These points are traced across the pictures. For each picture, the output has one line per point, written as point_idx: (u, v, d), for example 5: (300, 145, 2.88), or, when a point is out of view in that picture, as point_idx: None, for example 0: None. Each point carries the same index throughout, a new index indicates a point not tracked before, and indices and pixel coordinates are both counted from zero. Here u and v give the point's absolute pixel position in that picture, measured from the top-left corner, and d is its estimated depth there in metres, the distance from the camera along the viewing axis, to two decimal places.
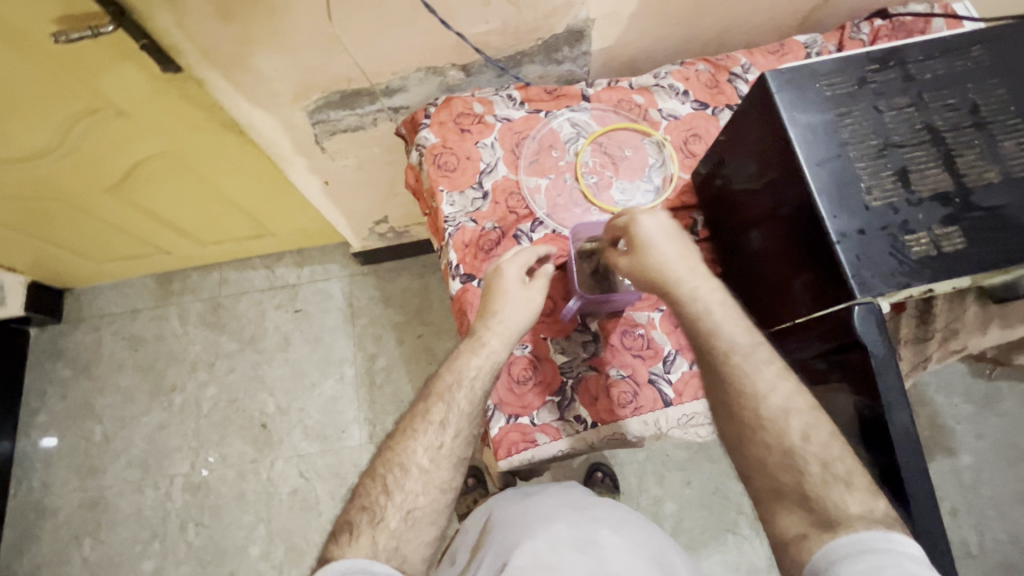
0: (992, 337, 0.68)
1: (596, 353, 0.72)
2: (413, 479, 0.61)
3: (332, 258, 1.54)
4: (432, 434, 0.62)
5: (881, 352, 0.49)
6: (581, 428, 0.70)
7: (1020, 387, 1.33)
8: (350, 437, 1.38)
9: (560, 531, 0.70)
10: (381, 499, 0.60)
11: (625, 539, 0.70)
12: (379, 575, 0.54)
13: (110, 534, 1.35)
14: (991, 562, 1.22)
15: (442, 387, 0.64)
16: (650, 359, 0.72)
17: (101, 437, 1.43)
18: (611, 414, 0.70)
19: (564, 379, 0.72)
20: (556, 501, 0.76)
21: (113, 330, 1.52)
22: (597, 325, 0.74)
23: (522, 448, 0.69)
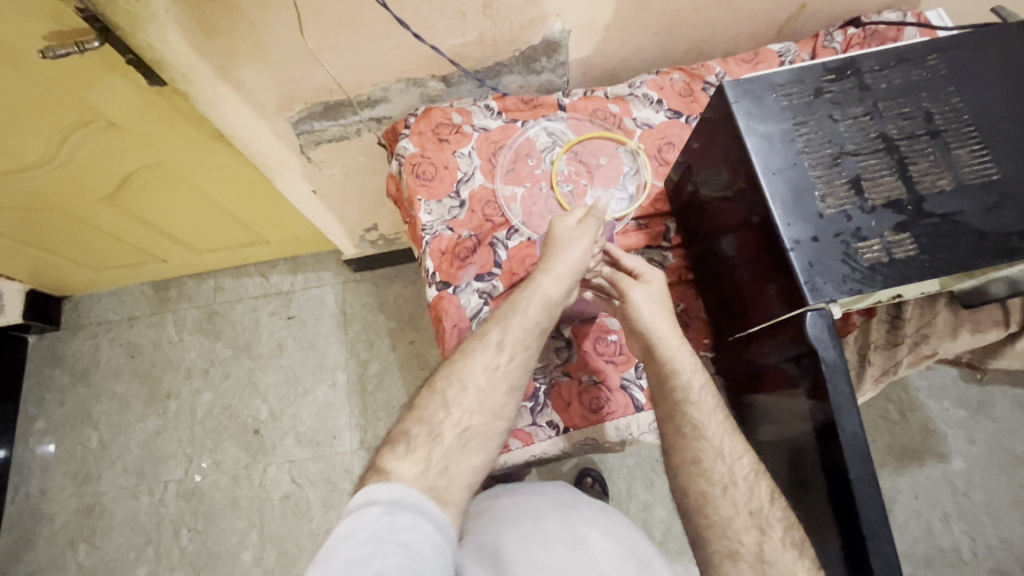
0: (964, 343, 0.67)
1: (569, 359, 0.73)
2: (482, 394, 0.64)
3: (326, 265, 1.56)
4: (489, 356, 0.65)
5: (832, 357, 0.51)
6: (553, 433, 0.71)
7: (1012, 392, 1.33)
8: (342, 443, 1.39)
9: (550, 528, 0.70)
10: (439, 414, 0.64)
11: (613, 543, 0.70)
12: (432, 517, 0.56)
13: (105, 539, 1.36)
14: (984, 569, 1.22)
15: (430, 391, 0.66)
16: (621, 365, 0.72)
17: (98, 443, 1.45)
18: (582, 419, 0.70)
19: (537, 385, 0.72)
20: (547, 502, 0.77)
21: (111, 337, 1.54)
22: (570, 331, 0.74)
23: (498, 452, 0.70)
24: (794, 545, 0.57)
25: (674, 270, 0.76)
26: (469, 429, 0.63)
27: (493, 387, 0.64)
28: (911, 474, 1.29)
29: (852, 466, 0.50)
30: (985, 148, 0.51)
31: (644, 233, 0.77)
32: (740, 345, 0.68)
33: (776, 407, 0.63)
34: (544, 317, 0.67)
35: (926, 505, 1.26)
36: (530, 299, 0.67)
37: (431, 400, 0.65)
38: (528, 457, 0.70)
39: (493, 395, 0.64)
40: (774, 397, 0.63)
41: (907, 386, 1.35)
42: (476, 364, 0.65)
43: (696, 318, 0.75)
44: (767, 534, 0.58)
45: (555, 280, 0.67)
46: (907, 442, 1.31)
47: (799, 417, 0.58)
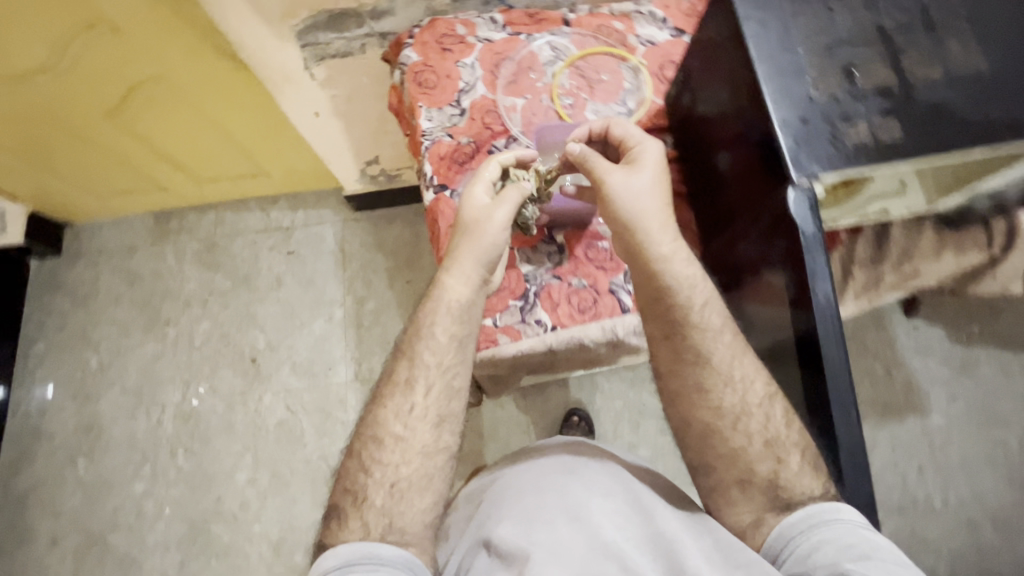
0: (946, 263, 0.69)
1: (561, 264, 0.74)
2: (416, 419, 0.66)
3: (327, 203, 1.56)
4: (402, 399, 0.67)
5: (811, 231, 0.53)
6: (541, 331, 0.71)
7: (997, 353, 1.35)
8: (337, 375, 1.42)
9: (547, 501, 0.67)
10: (360, 478, 0.66)
11: (618, 505, 0.67)
12: (387, 556, 0.61)
13: (103, 457, 1.40)
14: (954, 519, 1.25)
15: (369, 437, 0.67)
16: (611, 271, 0.73)
17: (98, 365, 1.47)
18: (572, 319, 0.71)
19: (528, 286, 0.72)
20: (542, 466, 0.73)
21: (112, 265, 1.55)
22: (563, 237, 0.75)
23: (488, 347, 0.71)
24: (812, 469, 0.63)
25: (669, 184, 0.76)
26: (398, 483, 0.65)
27: (413, 431, 0.66)
28: (891, 427, 1.32)
29: (826, 332, 0.55)
30: (979, 43, 0.52)
31: None
32: (731, 257, 0.69)
33: (770, 317, 0.65)
34: (455, 324, 0.67)
35: (904, 457, 1.29)
36: (434, 310, 0.67)
37: (364, 451, 0.67)
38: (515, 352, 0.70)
39: (411, 441, 0.66)
40: (763, 308, 0.66)
41: (895, 343, 1.37)
42: (400, 397, 0.67)
43: (688, 229, 0.75)
44: (781, 460, 0.64)
45: (458, 279, 0.66)
46: (890, 396, 1.34)
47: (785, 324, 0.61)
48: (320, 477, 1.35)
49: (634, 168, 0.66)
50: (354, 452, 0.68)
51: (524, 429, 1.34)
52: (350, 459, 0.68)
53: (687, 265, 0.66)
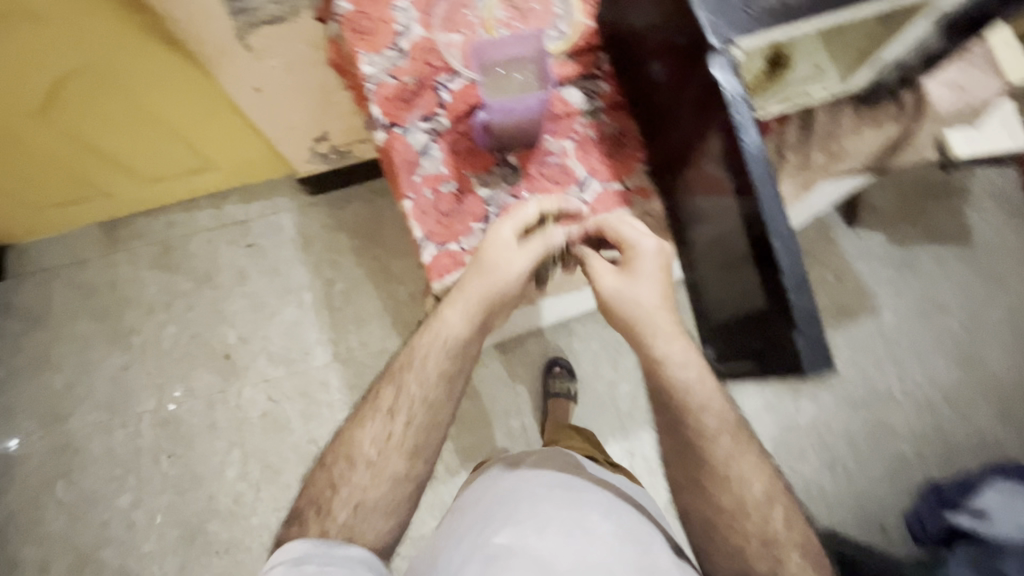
0: (867, 137, 0.75)
1: (516, 184, 0.73)
2: (386, 454, 0.69)
3: (281, 191, 1.54)
4: (380, 425, 0.70)
5: (737, 93, 0.56)
6: None
7: (931, 249, 1.47)
8: (315, 357, 1.42)
9: (547, 511, 0.73)
10: (327, 492, 0.69)
11: (612, 525, 0.74)
12: (345, 555, 0.63)
13: (82, 475, 1.35)
14: (913, 402, 1.35)
15: (341, 453, 0.70)
16: (565, 184, 0.73)
17: (63, 385, 1.42)
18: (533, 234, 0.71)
19: (488, 208, 0.72)
20: (546, 482, 0.79)
21: (63, 282, 1.49)
22: (516, 159, 0.74)
23: (454, 271, 0.70)
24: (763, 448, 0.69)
25: (608, 97, 0.76)
26: (363, 504, 0.67)
27: (387, 458, 0.69)
28: (847, 329, 1.41)
29: (758, 181, 0.56)
30: None
31: (576, 66, 0.77)
32: (676, 156, 0.71)
33: (706, 205, 0.69)
34: (446, 359, 0.69)
35: (861, 354, 1.39)
36: (429, 335, 0.70)
37: (335, 462, 0.70)
38: None
39: (385, 466, 0.69)
40: (702, 196, 0.69)
41: (840, 253, 1.47)
42: (366, 429, 0.70)
43: (631, 136, 0.75)
44: (782, 563, 0.64)
45: (457, 313, 0.68)
46: (843, 301, 1.43)
47: (726, 209, 0.65)
48: (313, 458, 1.35)
49: (632, 275, 0.68)
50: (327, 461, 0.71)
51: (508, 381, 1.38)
52: (324, 468, 0.71)
53: (686, 369, 0.68)
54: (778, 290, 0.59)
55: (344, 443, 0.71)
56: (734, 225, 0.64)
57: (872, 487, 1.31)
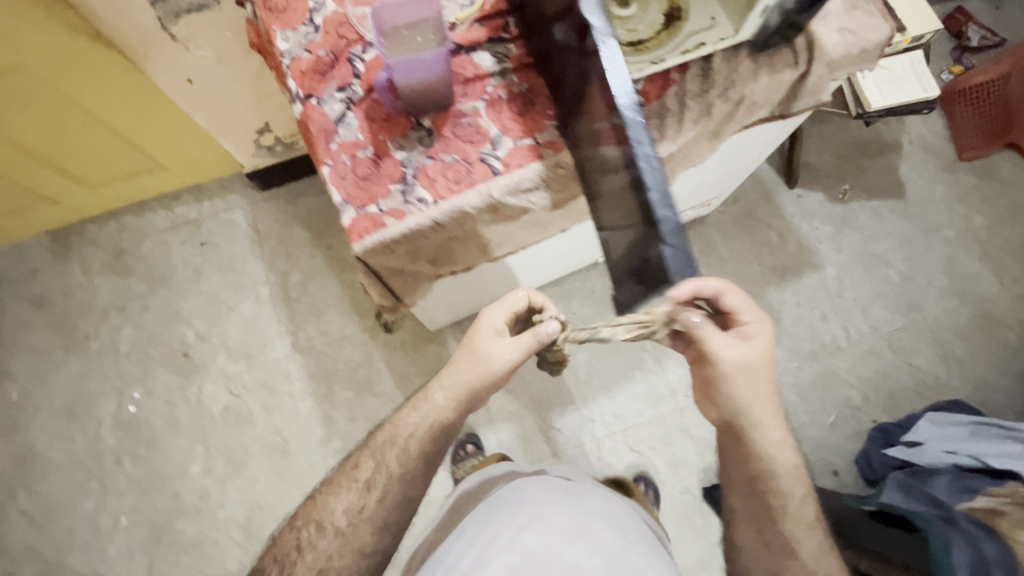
0: (764, 83, 0.78)
1: (431, 145, 0.75)
2: (355, 517, 0.73)
3: (232, 189, 1.54)
4: (355, 495, 0.74)
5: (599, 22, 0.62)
6: (425, 207, 0.72)
7: (868, 204, 1.53)
8: (275, 349, 1.43)
9: (559, 519, 0.72)
10: (293, 554, 0.72)
11: (614, 533, 0.72)
12: None
13: (44, 483, 1.34)
14: (858, 351, 1.41)
15: (313, 519, 0.74)
16: (478, 143, 0.75)
17: (19, 395, 1.41)
18: (449, 192, 0.73)
19: (405, 170, 0.74)
20: (552, 488, 0.79)
21: (14, 292, 1.48)
22: (430, 122, 0.75)
23: (373, 231, 0.71)
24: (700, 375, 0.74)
25: (517, 58, 0.78)
26: (329, 570, 0.70)
27: (354, 528, 0.72)
28: (793, 285, 1.46)
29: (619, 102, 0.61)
30: None
31: (485, 31, 0.79)
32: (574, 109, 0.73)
33: (597, 157, 0.71)
34: (425, 429, 0.75)
35: (807, 308, 1.44)
36: (417, 411, 0.76)
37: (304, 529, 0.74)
38: (403, 230, 0.71)
39: (354, 536, 0.72)
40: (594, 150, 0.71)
41: (783, 213, 1.52)
42: (335, 499, 0.74)
43: (541, 94, 0.77)
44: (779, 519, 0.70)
45: (444, 395, 0.75)
46: (788, 259, 1.48)
47: (604, 148, 0.69)
48: (278, 448, 1.36)
49: (745, 346, 0.68)
50: (291, 529, 0.75)
51: None
52: (295, 528, 0.74)
53: (771, 433, 0.70)
54: (646, 207, 0.63)
55: (319, 505, 0.75)
56: (609, 158, 0.68)
57: (824, 433, 1.35)
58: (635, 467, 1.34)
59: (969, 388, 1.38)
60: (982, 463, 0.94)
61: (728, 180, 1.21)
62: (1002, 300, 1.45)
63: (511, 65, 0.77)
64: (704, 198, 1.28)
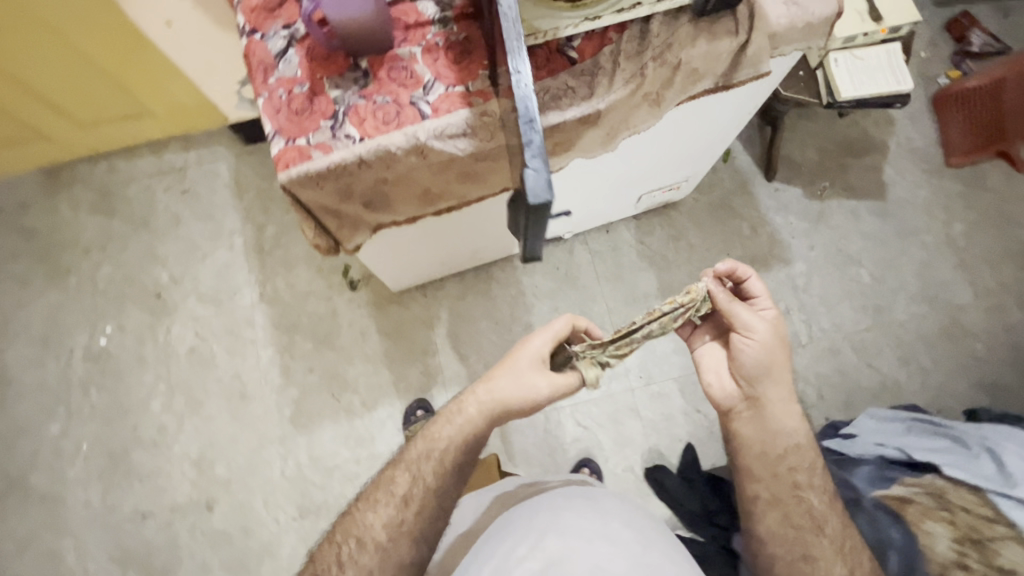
0: (702, 49, 0.78)
1: (366, 86, 0.77)
2: (399, 527, 0.74)
3: (218, 141, 1.59)
4: (394, 510, 0.75)
5: None
6: (351, 144, 0.75)
7: (847, 203, 1.51)
8: (243, 298, 1.46)
9: (590, 520, 0.77)
10: (334, 569, 0.73)
11: (635, 530, 0.77)
12: None
13: (15, 404, 1.41)
14: (818, 348, 1.40)
15: (348, 534, 0.76)
16: (411, 87, 0.76)
17: (1, 320, 1.47)
18: (377, 131, 0.75)
19: (337, 108, 0.76)
20: (568, 491, 0.83)
21: (4, 222, 1.54)
22: (367, 64, 0.77)
23: (299, 163, 0.74)
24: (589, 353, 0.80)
25: (459, 8, 0.79)
26: None
27: (394, 541, 0.74)
28: (760, 277, 1.45)
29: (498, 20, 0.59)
30: None
31: None
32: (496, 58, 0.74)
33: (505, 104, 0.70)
34: (459, 438, 0.78)
35: (771, 302, 1.44)
36: (451, 424, 0.79)
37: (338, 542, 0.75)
38: (328, 164, 0.74)
39: (395, 551, 0.74)
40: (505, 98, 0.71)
41: (758, 205, 1.51)
42: (373, 514, 0.76)
43: (477, 44, 0.78)
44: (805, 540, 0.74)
45: (477, 407, 0.79)
46: (758, 251, 1.47)
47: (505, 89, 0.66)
48: (236, 393, 1.40)
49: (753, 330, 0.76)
50: (329, 546, 0.76)
51: (428, 323, 1.43)
52: (329, 545, 0.76)
53: (787, 416, 0.80)
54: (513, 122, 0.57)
55: (354, 522, 0.76)
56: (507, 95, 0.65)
57: None
58: (580, 441, 1.35)
59: (928, 394, 1.36)
60: (907, 456, 0.91)
61: (691, 161, 1.21)
62: (973, 309, 1.42)
63: (451, 15, 0.79)
64: (668, 180, 1.29)
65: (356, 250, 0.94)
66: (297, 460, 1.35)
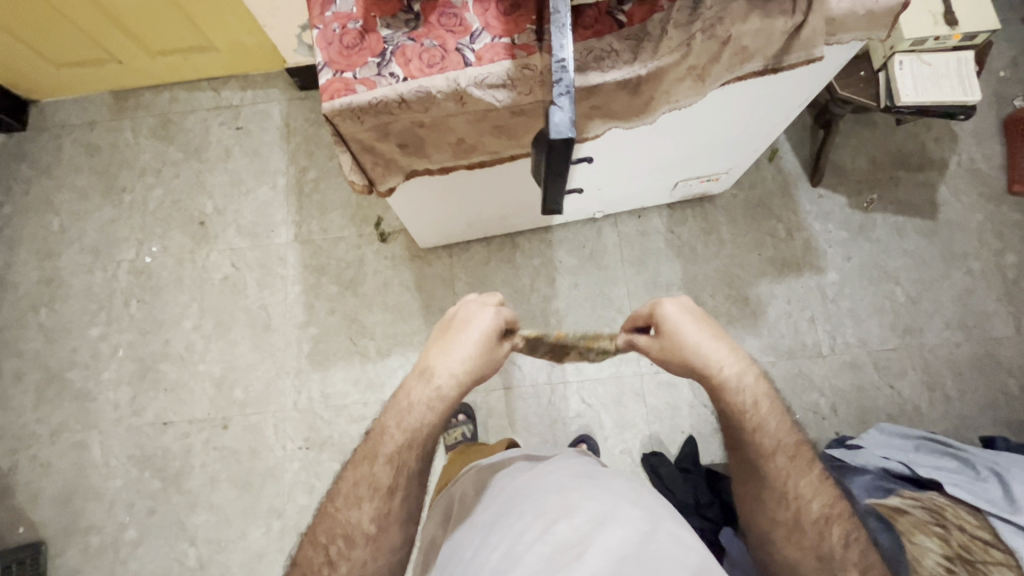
0: (754, 26, 0.77)
1: (415, 29, 0.79)
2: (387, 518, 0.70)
3: (274, 83, 1.65)
4: (378, 502, 0.70)
5: None
6: (394, 82, 0.77)
7: (893, 219, 1.45)
8: (278, 236, 1.53)
9: (590, 503, 0.70)
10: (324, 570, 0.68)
11: (644, 511, 0.70)
12: None
13: (62, 306, 1.52)
14: (839, 361, 1.37)
15: (337, 534, 0.69)
16: (459, 34, 0.78)
17: (59, 227, 1.58)
18: (420, 73, 0.77)
19: (385, 47, 0.78)
20: (568, 477, 0.77)
21: (72, 137, 1.65)
22: (419, 7, 0.79)
23: (344, 95, 0.77)
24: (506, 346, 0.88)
25: None
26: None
27: (385, 528, 0.70)
28: (788, 282, 1.42)
29: None
30: None
31: None
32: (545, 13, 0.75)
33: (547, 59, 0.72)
34: (434, 416, 0.74)
35: (797, 308, 1.40)
36: (421, 412, 0.73)
37: (326, 544, 0.69)
38: (370, 99, 0.76)
39: (386, 539, 0.70)
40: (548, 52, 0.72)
41: (798, 209, 1.47)
42: (354, 518, 0.69)
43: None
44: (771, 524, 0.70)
45: (448, 380, 0.75)
46: (790, 255, 1.44)
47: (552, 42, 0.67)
48: (260, 323, 1.47)
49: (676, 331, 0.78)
50: (314, 542, 0.70)
51: (448, 283, 1.46)
52: (312, 548, 0.69)
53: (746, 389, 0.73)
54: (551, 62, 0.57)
55: (340, 522, 0.70)
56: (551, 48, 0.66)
57: None
58: (582, 417, 1.36)
59: (949, 423, 1.31)
60: (911, 471, 0.90)
61: (733, 151, 1.18)
62: (1013, 344, 1.35)
63: None
64: (707, 169, 1.27)
65: (388, 191, 0.97)
66: (309, 394, 1.41)
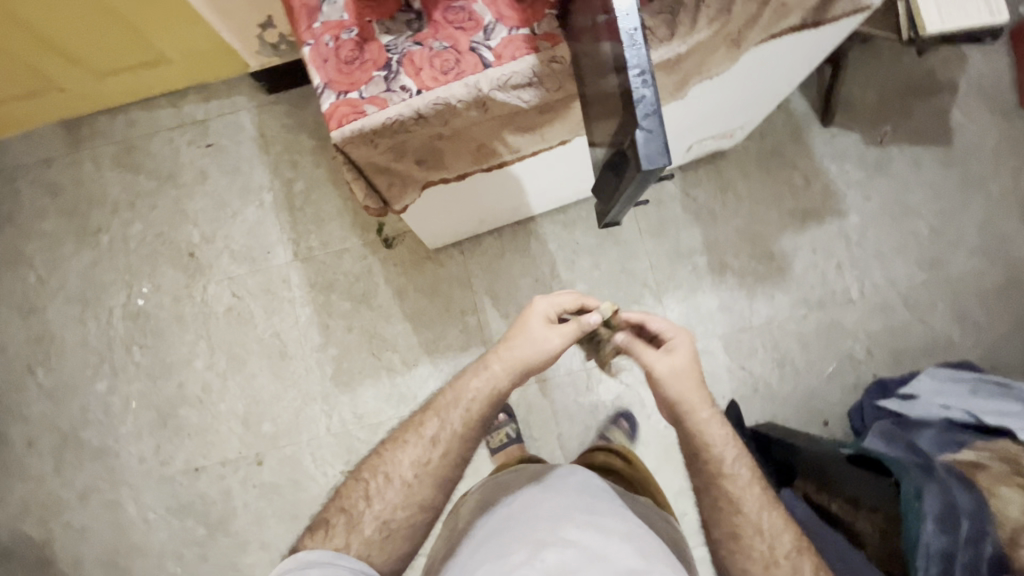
0: None
1: (420, 30, 0.70)
2: (415, 472, 0.73)
3: (239, 90, 1.51)
4: (421, 451, 0.74)
5: None
6: (407, 97, 0.68)
7: (909, 150, 1.41)
8: (276, 257, 1.44)
9: (583, 532, 0.67)
10: (360, 504, 0.72)
11: (637, 547, 0.67)
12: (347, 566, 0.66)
13: (60, 362, 1.43)
14: (870, 304, 1.36)
15: (375, 472, 0.74)
16: (470, 30, 0.70)
17: (37, 280, 1.47)
18: (435, 82, 0.68)
19: (390, 56, 0.69)
20: (566, 500, 0.74)
21: (29, 179, 1.51)
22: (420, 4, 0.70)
23: (352, 119, 0.68)
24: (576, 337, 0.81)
25: None
26: (389, 521, 0.71)
27: (420, 479, 0.73)
28: (812, 231, 1.39)
29: None
30: None
31: None
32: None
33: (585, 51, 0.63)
34: (485, 397, 0.77)
35: (823, 256, 1.38)
36: (478, 377, 0.78)
37: (364, 479, 0.74)
38: (384, 120, 0.67)
39: (418, 489, 0.73)
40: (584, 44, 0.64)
41: (812, 154, 1.41)
42: (394, 461, 0.74)
43: None
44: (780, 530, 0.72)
45: (505, 366, 0.77)
46: (810, 204, 1.40)
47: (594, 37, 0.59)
48: (274, 351, 1.40)
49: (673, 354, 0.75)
50: (358, 483, 0.74)
51: (465, 282, 1.40)
52: (354, 481, 0.75)
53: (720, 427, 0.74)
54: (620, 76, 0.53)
55: (379, 465, 0.75)
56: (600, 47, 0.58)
57: (819, 383, 1.32)
58: (622, 399, 1.34)
59: (981, 350, 1.32)
60: (976, 420, 0.90)
61: (749, 108, 1.12)
62: None
63: None
64: (721, 129, 1.20)
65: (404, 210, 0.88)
66: (341, 416, 1.36)
